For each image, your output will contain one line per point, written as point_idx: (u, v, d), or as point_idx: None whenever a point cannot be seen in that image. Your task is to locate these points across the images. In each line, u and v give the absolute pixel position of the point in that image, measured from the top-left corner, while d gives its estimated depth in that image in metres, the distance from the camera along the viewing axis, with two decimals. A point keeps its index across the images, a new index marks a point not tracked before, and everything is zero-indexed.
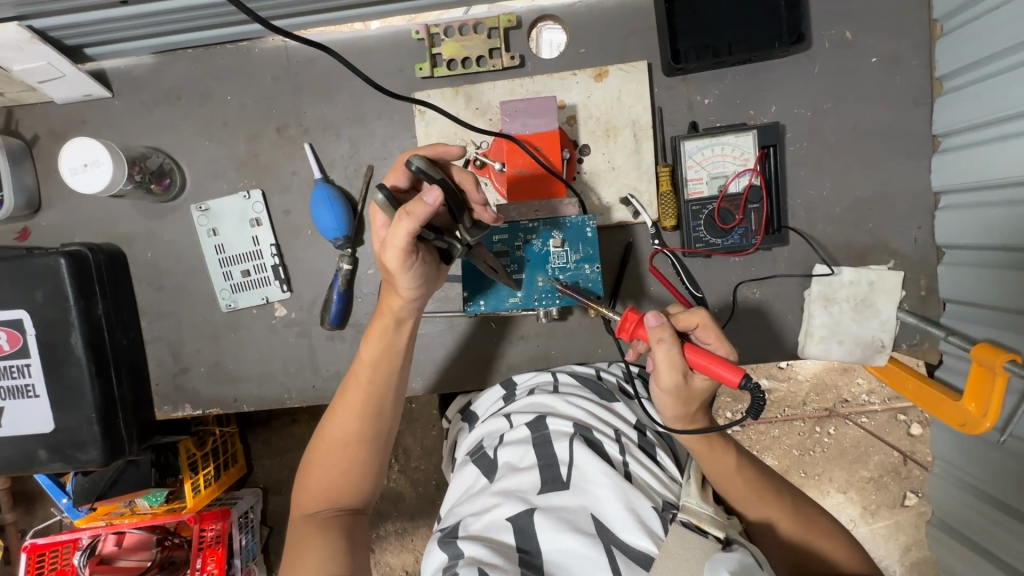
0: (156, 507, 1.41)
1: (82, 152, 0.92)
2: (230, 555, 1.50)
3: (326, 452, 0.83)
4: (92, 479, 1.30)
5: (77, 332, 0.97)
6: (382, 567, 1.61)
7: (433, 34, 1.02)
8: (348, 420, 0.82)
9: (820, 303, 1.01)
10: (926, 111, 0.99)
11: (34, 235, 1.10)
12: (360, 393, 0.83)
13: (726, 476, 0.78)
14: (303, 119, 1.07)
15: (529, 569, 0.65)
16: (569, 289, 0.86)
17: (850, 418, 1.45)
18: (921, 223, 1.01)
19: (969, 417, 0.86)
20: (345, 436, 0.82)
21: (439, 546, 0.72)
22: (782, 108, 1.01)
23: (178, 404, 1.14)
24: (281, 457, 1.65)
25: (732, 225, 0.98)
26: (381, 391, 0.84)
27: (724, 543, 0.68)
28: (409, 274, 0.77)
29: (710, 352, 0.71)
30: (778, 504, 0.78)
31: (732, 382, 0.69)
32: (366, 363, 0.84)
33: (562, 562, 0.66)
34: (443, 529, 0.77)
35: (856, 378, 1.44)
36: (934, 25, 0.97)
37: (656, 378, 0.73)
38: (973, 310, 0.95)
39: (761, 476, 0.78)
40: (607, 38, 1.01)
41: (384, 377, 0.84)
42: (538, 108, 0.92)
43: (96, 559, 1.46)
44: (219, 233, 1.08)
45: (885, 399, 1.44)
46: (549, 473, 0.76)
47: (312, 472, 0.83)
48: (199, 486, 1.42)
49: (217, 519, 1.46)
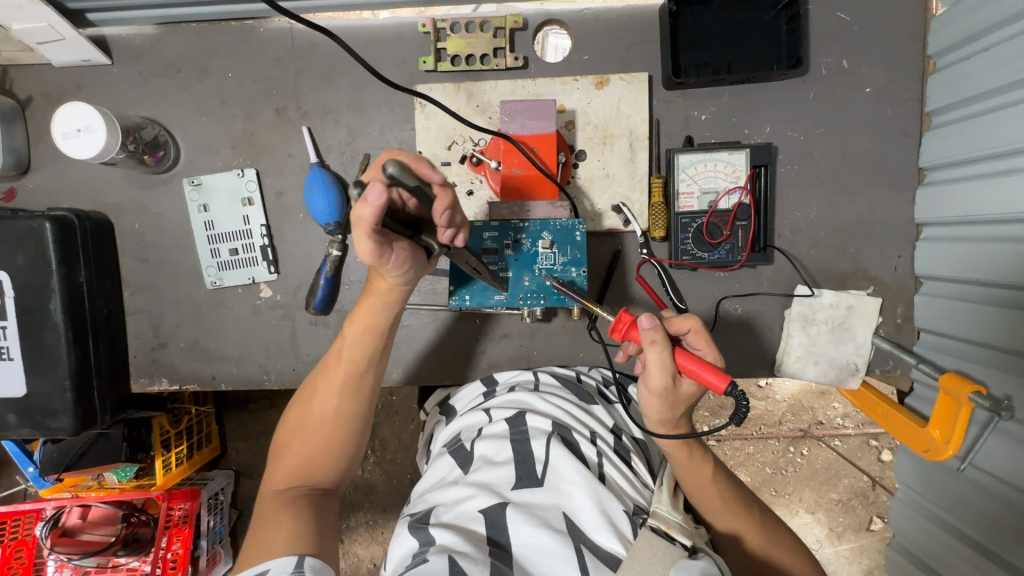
0: (124, 483, 1.41)
1: (75, 117, 0.90)
2: (196, 536, 1.51)
3: (306, 428, 0.83)
4: (59, 449, 1.28)
5: (57, 298, 0.97)
6: (349, 558, 1.62)
7: (440, 29, 1.02)
8: (330, 398, 0.83)
9: (799, 323, 1.03)
10: (914, 144, 1.02)
11: (20, 197, 1.09)
12: (342, 372, 0.83)
13: (699, 484, 0.78)
14: (302, 102, 1.06)
15: (498, 561, 0.66)
16: (563, 288, 0.84)
17: (823, 440, 1.48)
18: (901, 252, 1.04)
19: (933, 444, 0.87)
20: (325, 414, 0.83)
21: (411, 531, 0.73)
22: (776, 129, 1.03)
23: (154, 378, 1.13)
24: (256, 440, 1.65)
25: (719, 241, 0.99)
26: (363, 371, 0.84)
27: (691, 550, 0.69)
28: (389, 263, 0.76)
29: (699, 358, 0.72)
30: (748, 518, 0.79)
31: (719, 390, 0.70)
32: (349, 341, 0.84)
33: (530, 554, 0.67)
34: (414, 516, 0.77)
35: (832, 402, 1.47)
36: (928, 62, 1.00)
37: (646, 378, 0.75)
38: (944, 341, 0.98)
39: (734, 488, 0.80)
40: (610, 47, 1.03)
41: (366, 357, 0.84)
42: (537, 109, 0.92)
43: (59, 531, 1.44)
44: (209, 209, 1.08)
45: (859, 424, 1.47)
46: (524, 468, 0.78)
47: (290, 447, 0.83)
48: (171, 463, 1.42)
49: (186, 499, 1.45)
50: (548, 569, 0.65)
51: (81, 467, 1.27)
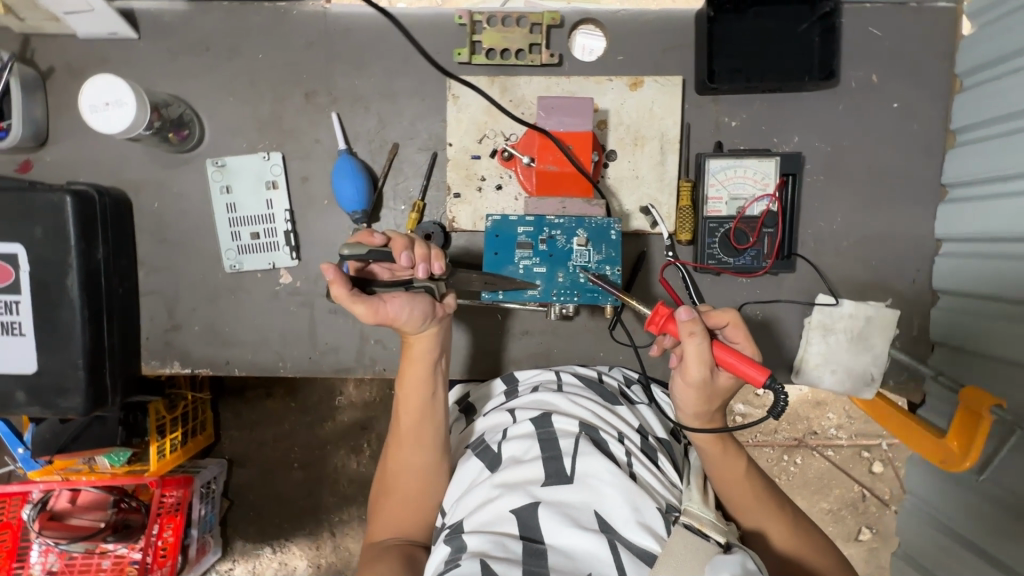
0: (116, 468, 1.36)
1: (106, 91, 0.88)
2: (188, 524, 1.50)
3: (393, 482, 0.86)
4: (54, 431, 1.26)
5: (75, 275, 0.95)
6: (340, 551, 1.62)
7: (476, 22, 1.02)
8: (409, 449, 0.85)
9: (819, 331, 1.04)
10: (937, 160, 1.04)
11: (37, 170, 1.06)
12: (403, 424, 0.86)
13: (731, 481, 0.82)
14: (333, 88, 1.05)
15: (532, 557, 0.67)
16: (600, 279, 0.83)
17: (817, 450, 1.49)
18: (920, 266, 1.06)
19: (950, 454, 0.88)
20: (405, 463, 0.85)
21: (444, 541, 0.74)
22: (804, 139, 1.04)
23: (167, 360, 1.11)
24: (250, 430, 1.63)
25: (746, 246, 1.00)
26: (420, 421, 0.86)
27: (724, 547, 0.70)
28: (399, 317, 0.80)
29: (737, 352, 0.74)
30: (777, 517, 0.81)
31: (757, 382, 0.72)
32: (415, 387, 0.87)
33: (566, 552, 0.68)
34: (449, 527, 0.78)
35: (827, 413, 1.49)
36: (955, 80, 1.02)
37: (683, 371, 0.76)
38: (957, 355, 0.99)
39: (765, 485, 0.83)
40: (645, 50, 1.03)
41: (420, 407, 0.86)
42: (575, 107, 0.92)
43: (47, 514, 1.41)
44: (232, 191, 1.06)
45: (853, 435, 1.49)
46: (553, 466, 0.78)
47: (383, 504, 0.86)
48: (165, 450, 1.37)
49: (180, 486, 1.44)
50: (585, 567, 0.66)
51: (75, 450, 1.26)
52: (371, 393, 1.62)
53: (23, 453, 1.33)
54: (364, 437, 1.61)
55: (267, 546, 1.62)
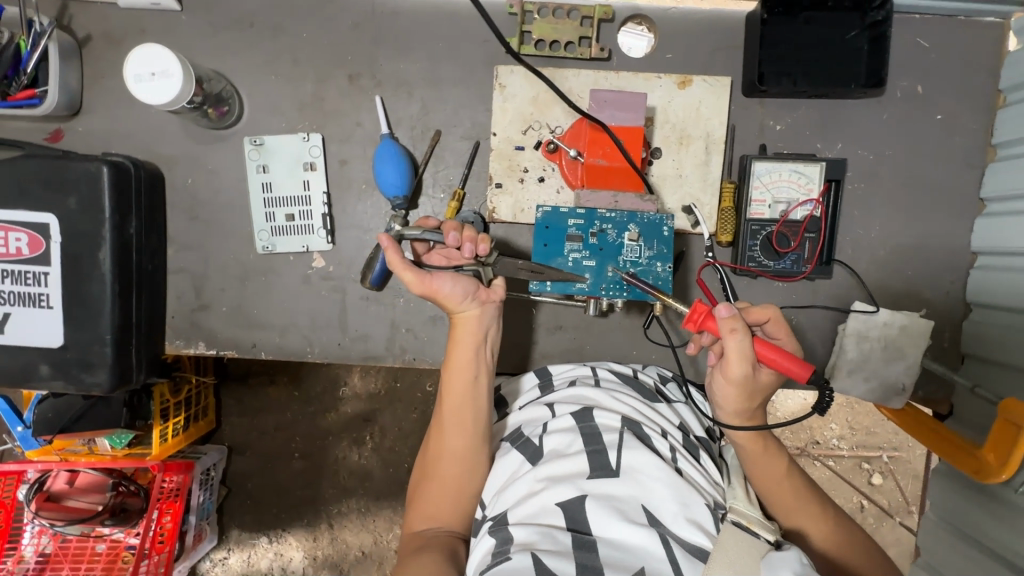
0: (117, 450, 1.34)
1: (151, 60, 0.86)
2: (186, 511, 1.46)
3: (434, 472, 0.89)
4: (56, 409, 1.24)
5: (107, 248, 0.93)
6: (338, 544, 1.59)
7: (527, 12, 1.01)
8: (453, 441, 0.88)
9: (853, 338, 1.04)
10: (977, 174, 1.05)
11: (69, 140, 1.04)
12: (445, 412, 0.89)
13: (773, 481, 0.84)
14: (377, 71, 1.04)
15: (584, 547, 0.68)
16: (635, 279, 0.85)
17: (819, 458, 1.66)
18: (955, 278, 1.06)
19: (985, 466, 0.87)
20: (447, 454, 0.88)
21: (490, 532, 0.76)
22: (847, 146, 1.05)
23: (192, 341, 1.08)
24: (252, 417, 1.60)
25: (786, 250, 1.00)
26: (462, 410, 0.89)
27: (775, 544, 0.72)
28: (444, 291, 0.86)
29: (780, 349, 0.74)
30: (816, 516, 0.83)
31: (801, 378, 0.72)
32: (460, 383, 0.89)
33: (617, 544, 0.69)
34: (494, 517, 0.80)
35: (829, 424, 1.66)
36: (999, 96, 1.03)
37: (725, 368, 0.76)
38: (987, 368, 1.00)
39: (805, 486, 0.85)
40: (694, 49, 1.03)
41: (463, 396, 0.89)
42: (628, 102, 0.92)
43: (44, 496, 1.37)
44: (269, 171, 1.04)
45: (853, 446, 1.66)
46: (597, 459, 0.79)
47: (423, 493, 0.89)
48: (168, 433, 1.36)
49: (180, 471, 1.40)
50: (638, 560, 0.67)
51: (78, 430, 1.22)
52: (377, 385, 1.60)
53: (23, 431, 1.30)
54: (366, 430, 1.59)
55: (263, 536, 1.60)
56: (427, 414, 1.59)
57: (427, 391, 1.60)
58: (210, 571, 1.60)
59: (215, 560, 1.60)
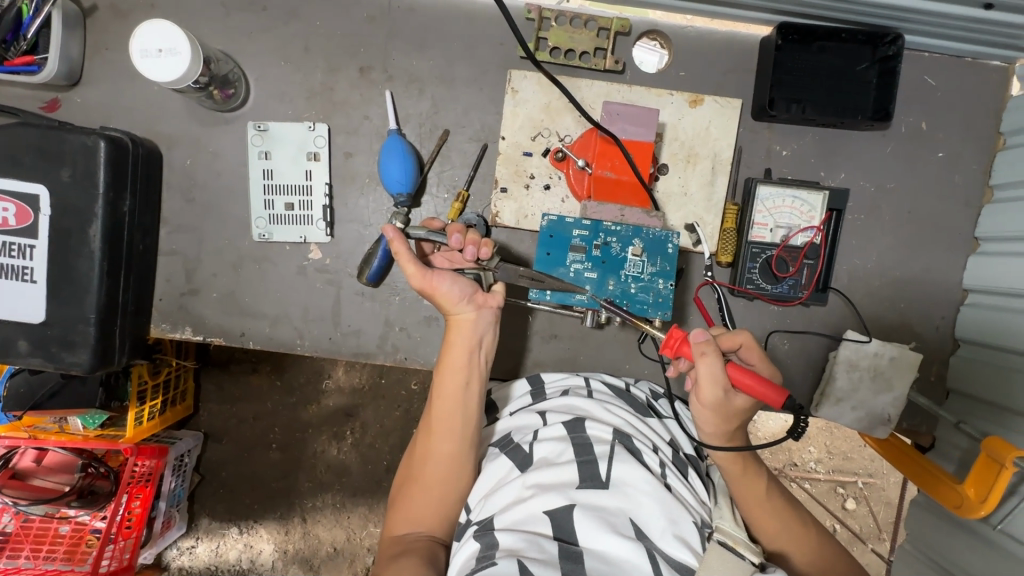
0: (89, 430, 1.29)
1: (160, 37, 0.84)
2: (156, 496, 1.43)
3: (420, 476, 0.87)
4: (30, 385, 1.20)
5: (99, 224, 0.90)
6: (310, 539, 1.57)
7: (544, 18, 1.00)
8: (441, 446, 0.87)
9: (844, 365, 1.04)
10: (973, 213, 1.07)
11: (65, 111, 1.01)
12: (435, 415, 0.88)
13: (757, 503, 0.83)
14: (389, 65, 1.02)
15: (570, 557, 0.67)
16: (608, 308, 0.84)
17: (796, 480, 1.68)
18: (945, 313, 1.08)
19: (967, 501, 0.88)
20: (435, 458, 0.87)
21: (475, 536, 0.75)
22: (850, 176, 1.06)
23: (178, 325, 1.05)
24: (231, 405, 1.57)
25: (785, 275, 1.01)
26: (452, 413, 0.87)
27: (759, 567, 0.73)
28: (443, 291, 0.86)
29: (754, 374, 0.74)
30: (798, 537, 0.84)
31: (775, 404, 0.73)
32: (452, 387, 0.88)
33: (604, 556, 0.68)
34: (480, 522, 0.79)
35: (807, 446, 1.68)
36: (999, 138, 1.05)
37: (698, 392, 0.77)
38: (971, 404, 1.01)
39: (786, 507, 0.84)
40: (707, 69, 1.04)
41: (454, 399, 0.88)
42: (640, 117, 0.94)
43: (9, 473, 1.35)
44: (271, 158, 1.02)
45: (829, 470, 1.68)
46: (587, 470, 0.79)
47: (407, 496, 0.88)
48: (143, 417, 1.32)
49: (153, 456, 1.36)
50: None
51: (50, 408, 1.19)
52: (361, 380, 1.58)
53: None
54: (347, 425, 1.57)
55: (233, 526, 1.57)
56: (410, 412, 1.57)
57: (411, 389, 1.58)
58: (176, 560, 1.57)
59: (182, 549, 1.57)
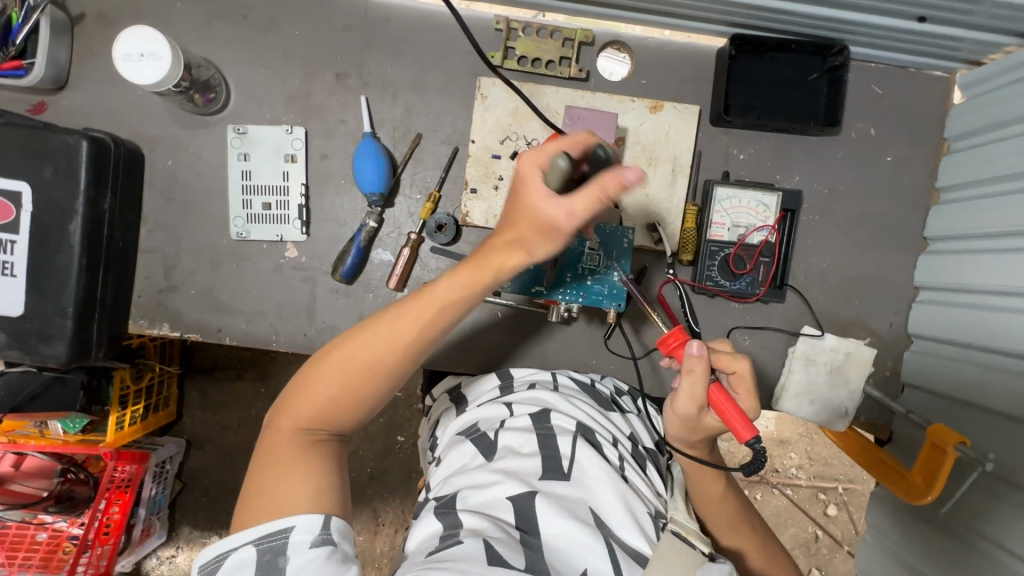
0: (70, 434, 1.30)
1: (141, 42, 0.89)
2: (135, 503, 1.43)
3: (355, 382, 0.75)
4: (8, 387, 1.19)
5: (79, 221, 0.94)
6: None
7: (512, 29, 1.06)
8: (378, 359, 0.74)
9: (801, 361, 1.09)
10: (922, 214, 1.12)
11: (52, 113, 1.05)
12: (408, 334, 0.74)
13: (711, 500, 0.88)
14: (365, 73, 1.07)
15: (530, 545, 0.70)
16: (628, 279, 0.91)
17: (777, 487, 1.71)
18: (898, 310, 1.12)
19: (913, 486, 0.92)
20: (382, 375, 0.75)
21: (436, 515, 0.77)
22: (804, 179, 1.11)
23: (156, 321, 1.08)
24: (218, 409, 1.59)
25: (742, 272, 1.06)
26: (427, 336, 0.75)
27: (709, 556, 0.77)
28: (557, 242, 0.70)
29: (734, 402, 0.76)
30: (750, 536, 0.89)
31: (741, 439, 0.74)
32: (438, 307, 0.74)
33: (561, 541, 0.72)
34: (440, 499, 0.82)
35: (788, 452, 1.71)
36: (944, 143, 1.11)
37: (673, 401, 0.80)
38: (927, 398, 1.05)
39: (740, 506, 0.89)
40: (667, 77, 1.09)
41: (438, 326, 0.75)
42: (599, 120, 1.03)
43: None
44: (250, 159, 1.06)
45: (810, 477, 1.71)
46: (550, 462, 0.82)
47: (316, 374, 0.75)
48: (125, 421, 1.33)
49: (135, 461, 1.37)
50: (581, 562, 0.71)
51: (31, 411, 1.19)
52: None
53: None
54: None
55: (215, 534, 1.57)
56: (395, 417, 1.58)
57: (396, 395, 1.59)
58: (155, 569, 1.56)
59: (162, 558, 1.56)
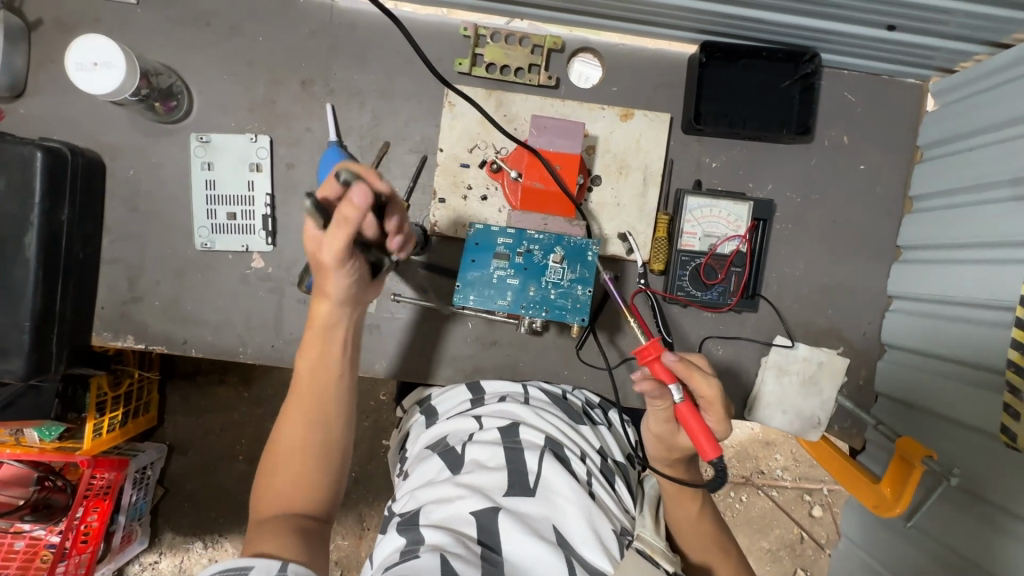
0: (46, 443, 1.29)
1: (95, 50, 0.87)
2: (115, 510, 1.42)
3: (290, 460, 0.78)
4: None
5: (34, 233, 0.92)
6: None
7: (480, 35, 1.04)
8: (293, 433, 0.79)
9: (773, 371, 1.09)
10: (896, 222, 1.11)
11: (9, 122, 1.03)
12: (309, 401, 0.81)
13: (686, 519, 0.88)
14: (331, 80, 1.06)
15: (489, 563, 0.69)
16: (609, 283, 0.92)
17: (762, 488, 1.70)
18: (872, 319, 1.12)
19: (882, 499, 0.92)
20: (306, 443, 0.79)
21: (399, 531, 0.75)
22: (777, 187, 1.10)
23: (120, 333, 1.06)
24: (197, 416, 1.57)
25: (714, 282, 1.05)
26: (330, 395, 0.83)
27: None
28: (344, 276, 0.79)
29: (700, 420, 0.77)
30: (721, 554, 0.87)
31: (705, 456, 0.76)
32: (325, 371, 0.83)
33: (521, 559, 0.70)
34: (404, 514, 0.79)
35: (774, 454, 1.70)
36: (917, 150, 1.10)
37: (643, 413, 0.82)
38: (900, 408, 1.05)
39: (716, 527, 0.89)
40: (638, 84, 1.08)
41: (330, 386, 0.83)
42: (568, 130, 0.97)
43: None
44: (214, 168, 1.04)
45: (795, 478, 1.70)
46: (516, 478, 0.80)
47: (266, 477, 0.78)
48: (102, 429, 1.30)
49: (113, 468, 1.35)
50: None
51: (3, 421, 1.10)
52: None
53: None
54: None
55: (197, 541, 1.55)
56: (377, 423, 1.57)
57: (379, 400, 1.57)
58: None
59: (145, 565, 1.54)
